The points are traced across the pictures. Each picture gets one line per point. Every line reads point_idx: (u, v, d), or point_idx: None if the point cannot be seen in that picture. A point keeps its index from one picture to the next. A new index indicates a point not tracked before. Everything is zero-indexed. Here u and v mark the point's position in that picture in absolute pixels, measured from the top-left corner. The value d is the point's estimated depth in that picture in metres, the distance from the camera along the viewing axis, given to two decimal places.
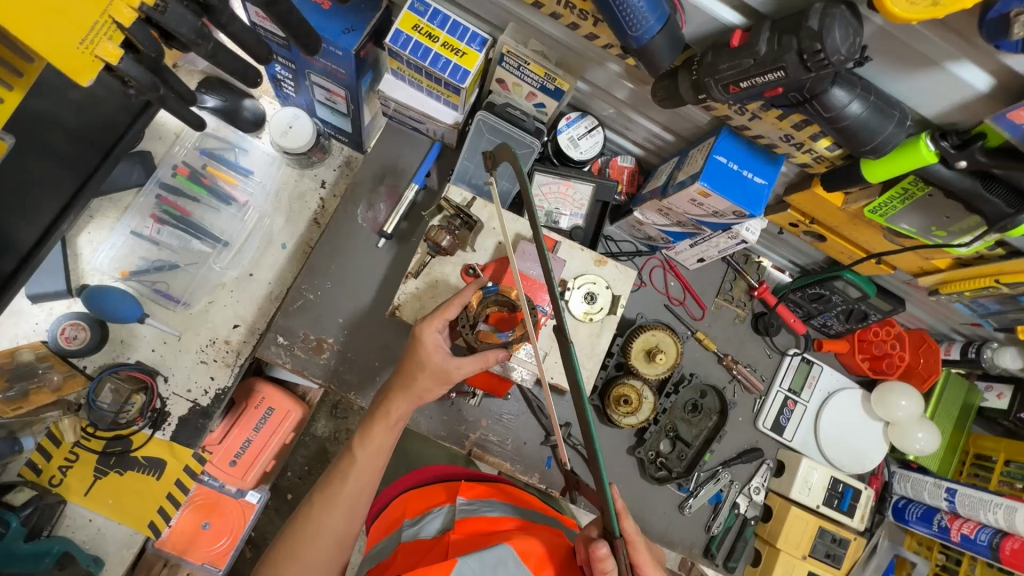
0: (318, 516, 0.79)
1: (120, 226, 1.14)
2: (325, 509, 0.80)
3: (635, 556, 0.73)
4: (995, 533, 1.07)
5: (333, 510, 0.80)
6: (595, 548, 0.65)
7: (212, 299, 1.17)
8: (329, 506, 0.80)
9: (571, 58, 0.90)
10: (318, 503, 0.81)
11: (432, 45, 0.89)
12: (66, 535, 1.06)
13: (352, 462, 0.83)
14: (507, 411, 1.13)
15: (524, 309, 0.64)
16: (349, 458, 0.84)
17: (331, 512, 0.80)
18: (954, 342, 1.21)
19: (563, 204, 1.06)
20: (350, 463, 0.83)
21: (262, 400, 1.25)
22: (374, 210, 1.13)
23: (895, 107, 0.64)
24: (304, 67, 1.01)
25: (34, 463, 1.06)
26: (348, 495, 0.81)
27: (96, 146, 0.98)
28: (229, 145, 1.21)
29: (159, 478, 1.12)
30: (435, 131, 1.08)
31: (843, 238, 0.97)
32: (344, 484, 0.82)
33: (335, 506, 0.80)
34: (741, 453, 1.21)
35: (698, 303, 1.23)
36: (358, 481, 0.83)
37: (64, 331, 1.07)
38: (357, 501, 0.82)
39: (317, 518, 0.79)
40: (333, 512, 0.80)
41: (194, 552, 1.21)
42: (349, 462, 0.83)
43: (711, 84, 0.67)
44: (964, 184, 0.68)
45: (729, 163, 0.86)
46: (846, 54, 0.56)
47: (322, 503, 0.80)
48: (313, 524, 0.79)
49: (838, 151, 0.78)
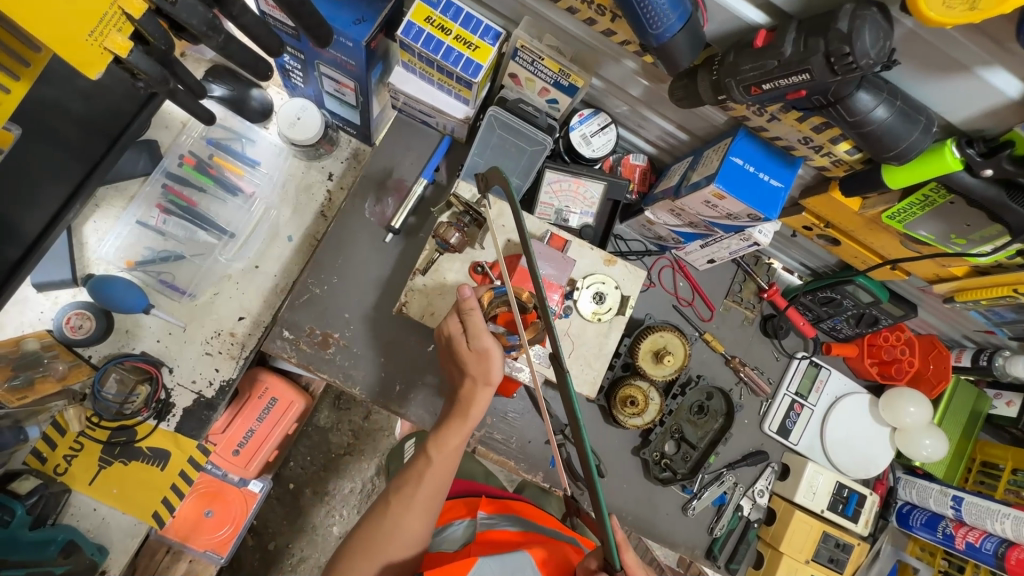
0: (395, 517, 0.78)
1: (126, 216, 1.13)
2: (402, 511, 0.78)
3: None
4: (1001, 542, 1.06)
5: (408, 513, 0.78)
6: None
7: (218, 290, 1.16)
8: (406, 508, 0.78)
9: (586, 53, 0.89)
10: (394, 504, 0.79)
11: (445, 38, 0.88)
12: (71, 523, 1.07)
13: (427, 463, 0.81)
14: (512, 409, 1.13)
15: (518, 315, 0.67)
16: (423, 459, 0.82)
17: (406, 515, 0.78)
18: (965, 349, 1.19)
19: (572, 202, 1.05)
20: (425, 465, 0.81)
21: (266, 390, 1.26)
22: (382, 204, 1.11)
23: (921, 113, 0.62)
24: (314, 58, 1.00)
25: (40, 451, 1.06)
26: (422, 499, 0.79)
27: (105, 134, 0.97)
28: (235, 136, 1.20)
29: (163, 469, 1.12)
30: (445, 125, 1.07)
31: (857, 243, 0.95)
32: (420, 487, 0.79)
33: (410, 508, 0.78)
34: (746, 455, 1.20)
35: (707, 304, 1.21)
36: (433, 484, 0.80)
37: (69, 321, 1.07)
38: (432, 504, 0.80)
39: (394, 519, 0.78)
40: (409, 514, 0.78)
41: (196, 539, 1.25)
42: (424, 465, 0.81)
43: (733, 85, 0.65)
44: (988, 193, 0.66)
45: (745, 165, 0.84)
46: (875, 59, 0.55)
47: (399, 504, 0.79)
48: (389, 524, 0.77)
49: (858, 154, 0.76)
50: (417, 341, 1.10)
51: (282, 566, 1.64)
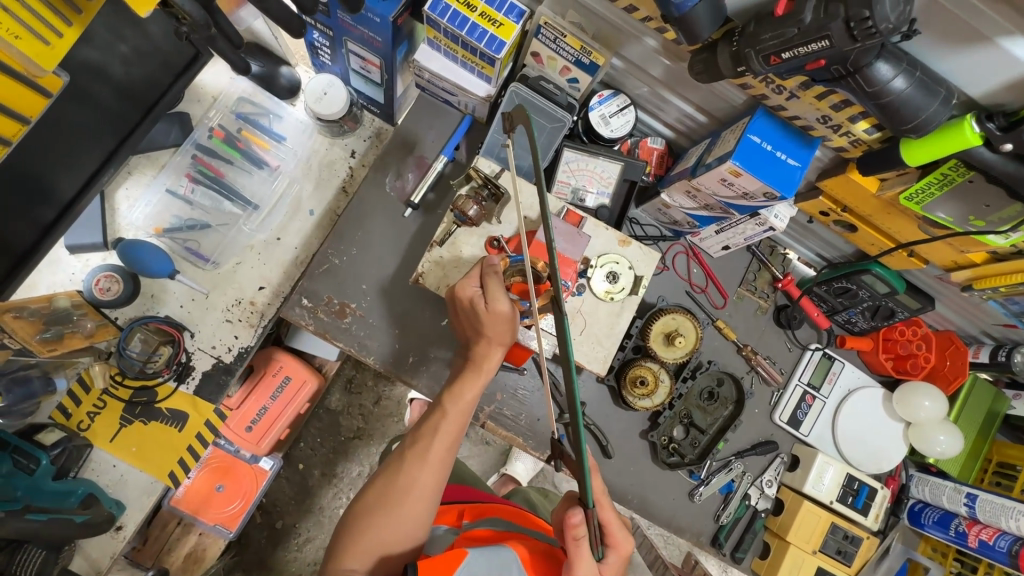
0: (410, 471, 0.79)
1: (156, 184, 1.17)
2: (417, 465, 0.80)
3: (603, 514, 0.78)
4: (1015, 540, 1.04)
5: (424, 467, 0.79)
6: (569, 516, 0.71)
7: (241, 260, 1.19)
8: (420, 462, 0.80)
9: (608, 32, 0.91)
10: (410, 457, 0.80)
11: (470, 14, 0.90)
12: (91, 478, 1.09)
13: (442, 416, 0.83)
14: (522, 386, 1.14)
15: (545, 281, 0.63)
16: (438, 413, 0.84)
17: (422, 469, 0.79)
18: (983, 345, 1.17)
19: (589, 181, 1.07)
20: (440, 418, 0.83)
21: (280, 368, 1.34)
22: (402, 179, 1.14)
23: (941, 85, 0.63)
24: (342, 34, 1.03)
25: (65, 407, 1.10)
26: (437, 453, 0.81)
27: (139, 102, 1.00)
28: (264, 111, 1.24)
29: (181, 430, 1.15)
30: (467, 103, 1.09)
31: (875, 229, 0.96)
32: (434, 441, 0.81)
33: (426, 463, 0.80)
34: (755, 445, 1.20)
35: (720, 292, 1.21)
36: (447, 437, 0.82)
37: (98, 282, 1.10)
38: (446, 458, 0.82)
39: (409, 473, 0.79)
40: (425, 468, 0.79)
41: (206, 512, 1.33)
42: (439, 418, 0.83)
43: (752, 55, 0.66)
44: (1007, 169, 0.66)
45: (763, 143, 0.85)
46: (895, 23, 0.56)
47: (414, 459, 0.80)
48: (405, 479, 0.79)
49: (876, 134, 0.77)
50: (430, 314, 1.11)
51: (288, 545, 1.67)
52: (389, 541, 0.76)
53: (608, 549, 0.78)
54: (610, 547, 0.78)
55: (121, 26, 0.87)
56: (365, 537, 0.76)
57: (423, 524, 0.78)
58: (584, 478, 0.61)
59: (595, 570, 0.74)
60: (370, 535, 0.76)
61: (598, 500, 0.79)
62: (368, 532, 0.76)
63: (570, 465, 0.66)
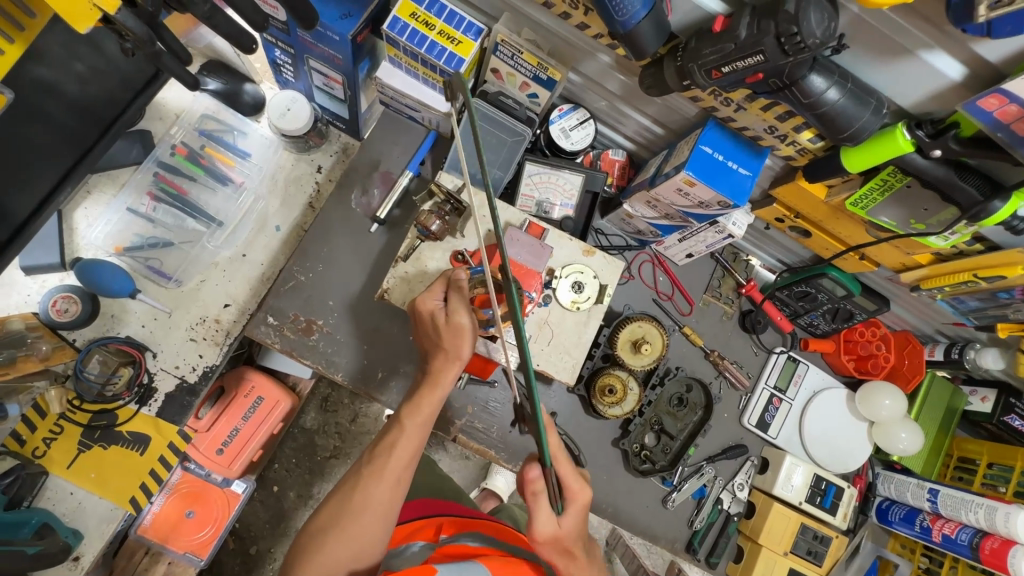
0: (366, 486, 0.78)
1: (116, 202, 1.15)
2: (373, 481, 0.78)
3: (561, 469, 0.78)
4: (975, 533, 1.07)
5: (378, 483, 0.78)
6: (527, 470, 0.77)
7: (205, 278, 1.17)
8: (377, 478, 0.79)
9: (563, 48, 0.94)
10: (366, 475, 0.79)
11: (428, 32, 0.91)
12: (47, 507, 1.05)
13: (400, 431, 0.82)
14: (493, 399, 1.14)
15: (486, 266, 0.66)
16: (396, 428, 0.83)
17: (378, 484, 0.78)
18: (937, 344, 1.22)
19: (553, 194, 1.08)
20: (398, 433, 0.82)
21: (252, 389, 1.31)
22: (368, 195, 1.14)
23: (871, 95, 0.67)
24: (303, 52, 1.03)
25: (19, 433, 1.06)
26: (393, 469, 0.79)
27: (96, 120, 0.97)
28: (228, 128, 1.22)
29: (143, 453, 1.11)
30: (431, 119, 1.10)
31: (827, 234, 0.99)
32: (392, 456, 0.80)
33: (382, 479, 0.79)
34: (726, 449, 1.21)
35: (686, 298, 1.23)
36: (405, 452, 0.81)
37: (56, 304, 1.07)
38: (403, 475, 0.80)
39: (364, 490, 0.78)
40: (380, 484, 0.78)
41: (177, 540, 1.29)
42: (397, 433, 0.82)
43: (695, 69, 0.69)
44: (939, 174, 0.70)
45: (715, 154, 0.87)
46: (822, 38, 0.59)
47: (371, 475, 0.79)
48: (361, 495, 0.78)
49: (820, 143, 0.80)
50: (399, 328, 1.11)
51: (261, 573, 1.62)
52: (346, 558, 0.75)
53: (566, 502, 0.78)
54: (569, 499, 0.78)
55: (74, 44, 0.86)
56: (319, 556, 0.75)
57: (378, 539, 0.77)
58: (541, 438, 0.63)
59: (553, 528, 0.77)
60: (324, 554, 0.75)
61: (557, 455, 0.79)
62: (322, 552, 0.75)
63: (531, 427, 0.68)
